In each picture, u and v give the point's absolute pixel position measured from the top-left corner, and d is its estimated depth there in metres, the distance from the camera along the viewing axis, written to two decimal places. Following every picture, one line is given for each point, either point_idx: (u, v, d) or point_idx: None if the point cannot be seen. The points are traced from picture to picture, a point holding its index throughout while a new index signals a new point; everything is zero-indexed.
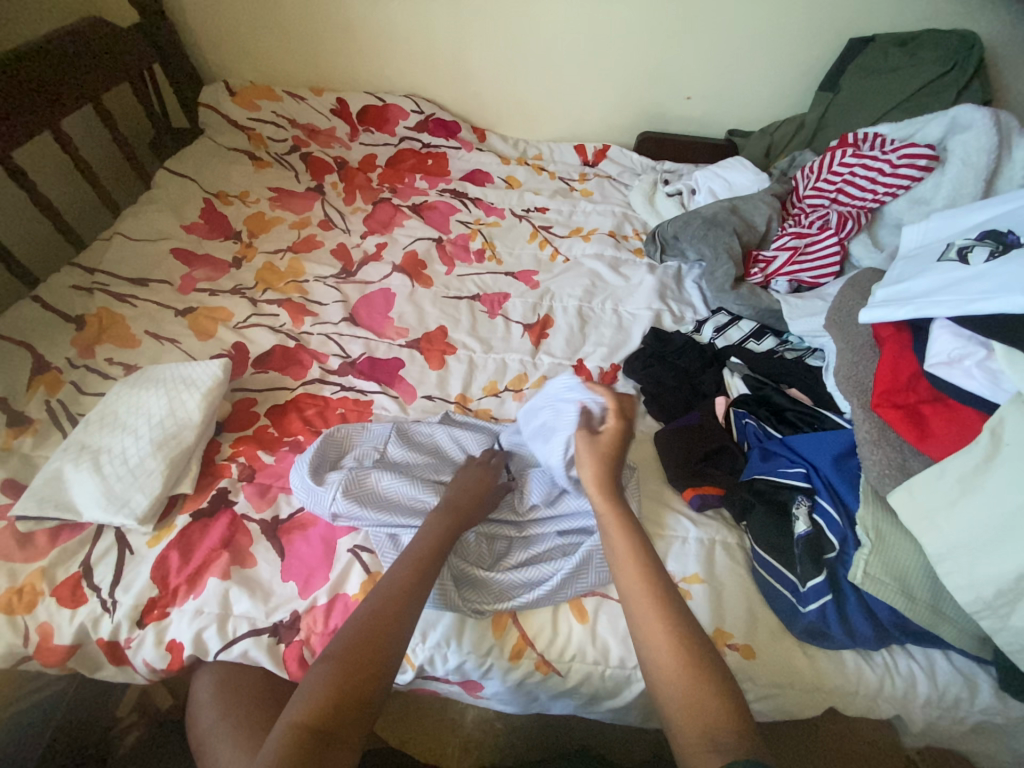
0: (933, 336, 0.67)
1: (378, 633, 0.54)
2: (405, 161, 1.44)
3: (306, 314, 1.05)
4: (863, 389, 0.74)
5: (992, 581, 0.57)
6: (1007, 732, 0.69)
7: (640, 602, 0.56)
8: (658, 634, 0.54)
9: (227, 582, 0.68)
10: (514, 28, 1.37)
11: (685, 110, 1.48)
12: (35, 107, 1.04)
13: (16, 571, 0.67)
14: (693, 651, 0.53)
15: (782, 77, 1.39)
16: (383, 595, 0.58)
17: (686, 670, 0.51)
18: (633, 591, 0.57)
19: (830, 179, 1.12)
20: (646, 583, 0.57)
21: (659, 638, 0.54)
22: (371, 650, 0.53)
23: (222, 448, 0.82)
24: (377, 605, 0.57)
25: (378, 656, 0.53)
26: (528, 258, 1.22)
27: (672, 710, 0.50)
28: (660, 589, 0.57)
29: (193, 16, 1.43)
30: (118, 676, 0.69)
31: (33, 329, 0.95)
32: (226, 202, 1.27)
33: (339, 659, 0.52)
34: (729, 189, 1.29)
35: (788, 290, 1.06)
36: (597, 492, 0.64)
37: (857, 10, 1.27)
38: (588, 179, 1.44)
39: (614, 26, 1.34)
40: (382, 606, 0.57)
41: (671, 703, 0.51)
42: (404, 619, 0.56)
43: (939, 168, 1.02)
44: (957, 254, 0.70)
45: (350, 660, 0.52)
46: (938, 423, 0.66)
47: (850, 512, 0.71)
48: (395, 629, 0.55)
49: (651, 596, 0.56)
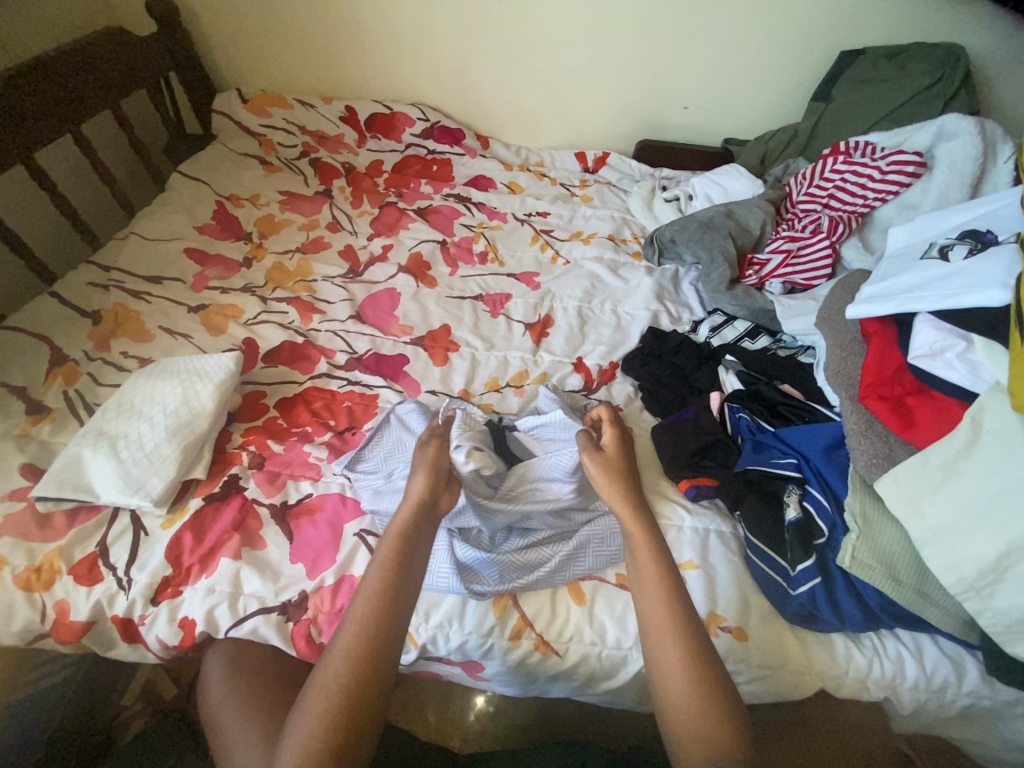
0: (916, 329, 0.70)
1: (355, 679, 0.51)
2: (410, 166, 1.48)
3: (314, 312, 1.08)
4: (850, 382, 0.77)
5: (974, 562, 0.60)
6: (993, 716, 0.71)
7: (657, 624, 0.58)
8: (673, 659, 0.55)
9: (238, 562, 0.71)
10: (518, 40, 1.42)
11: (683, 119, 1.53)
12: (58, 112, 1.08)
13: (35, 551, 0.70)
14: (706, 675, 0.54)
15: (776, 88, 1.44)
16: (350, 635, 0.54)
17: (697, 698, 0.53)
18: (653, 611, 0.59)
19: (822, 185, 1.15)
20: (668, 604, 0.58)
21: (673, 661, 0.55)
22: (349, 699, 0.50)
23: (233, 437, 0.85)
24: (349, 645, 0.53)
25: (359, 704, 0.50)
26: (529, 260, 1.26)
27: (675, 730, 0.53)
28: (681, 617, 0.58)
29: (208, 27, 1.48)
30: (130, 655, 0.72)
31: (51, 323, 0.98)
32: (237, 205, 1.31)
33: (317, 716, 0.49)
34: (725, 194, 1.33)
35: (782, 291, 1.09)
36: (625, 508, 0.66)
37: (848, 25, 1.31)
38: (588, 185, 1.48)
39: (613, 38, 1.39)
40: (355, 642, 0.53)
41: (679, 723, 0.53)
42: (381, 656, 0.53)
43: (927, 175, 1.06)
44: (939, 253, 0.74)
45: (327, 713, 0.49)
46: (922, 413, 0.69)
47: (839, 499, 0.73)
48: (373, 671, 0.52)
49: (670, 616, 0.58)
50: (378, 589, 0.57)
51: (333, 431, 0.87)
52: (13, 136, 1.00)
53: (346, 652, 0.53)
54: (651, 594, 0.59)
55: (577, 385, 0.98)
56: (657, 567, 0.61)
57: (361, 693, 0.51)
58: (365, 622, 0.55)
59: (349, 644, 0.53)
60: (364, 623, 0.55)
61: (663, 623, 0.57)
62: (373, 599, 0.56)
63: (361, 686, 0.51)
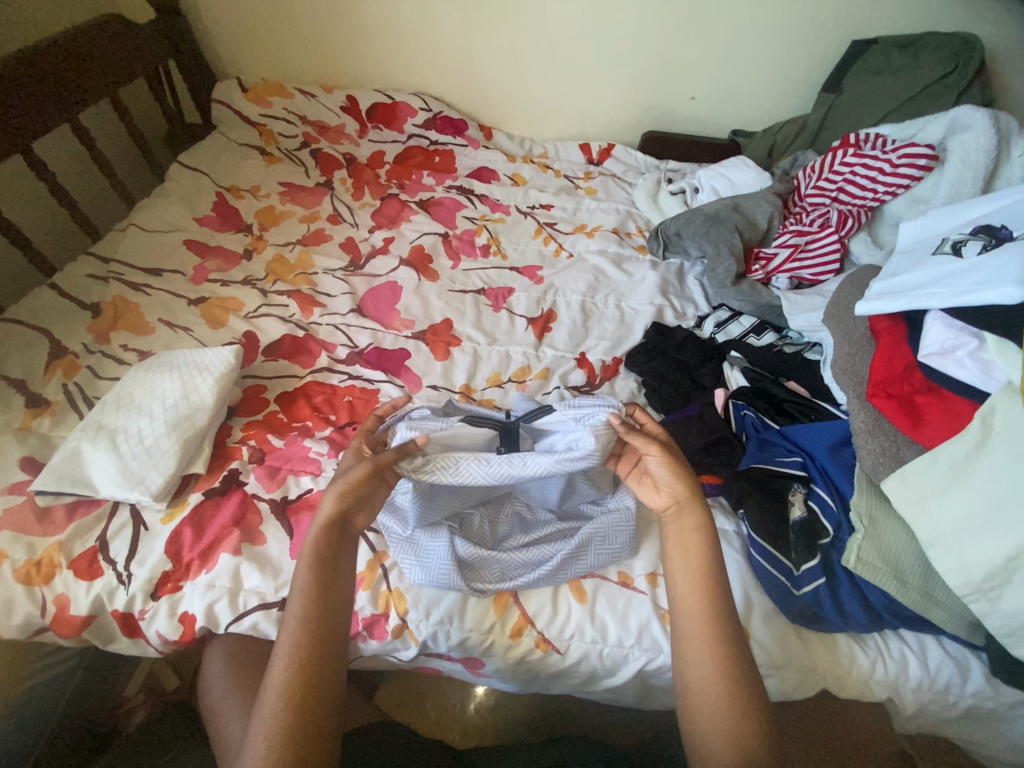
0: (928, 327, 0.69)
1: (298, 714, 0.51)
2: (412, 158, 1.46)
3: (315, 305, 1.07)
4: (858, 380, 0.75)
5: (982, 564, 0.59)
6: (996, 716, 0.71)
7: (690, 624, 0.58)
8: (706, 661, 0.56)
9: (237, 557, 0.70)
10: (522, 27, 1.39)
11: (690, 110, 1.50)
12: (56, 102, 1.07)
13: (35, 544, 0.70)
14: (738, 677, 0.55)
15: (785, 78, 1.41)
16: (286, 673, 0.52)
17: (725, 698, 0.54)
18: (693, 605, 0.58)
19: (831, 178, 1.13)
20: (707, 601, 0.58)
21: (704, 666, 0.55)
22: (293, 736, 0.50)
23: (233, 431, 0.84)
24: (286, 682, 0.52)
25: (304, 740, 0.50)
26: (532, 253, 1.24)
27: (699, 724, 0.54)
28: (715, 621, 0.57)
29: (207, 14, 1.46)
30: (131, 649, 0.72)
31: (50, 315, 0.97)
32: (237, 196, 1.29)
33: (262, 757, 0.49)
34: (732, 187, 1.31)
35: (789, 286, 1.08)
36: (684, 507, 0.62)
37: (861, 13, 1.28)
38: (592, 177, 1.45)
39: (621, 24, 1.36)
40: (292, 669, 0.53)
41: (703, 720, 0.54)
42: (323, 688, 0.53)
43: (939, 168, 1.04)
44: (952, 248, 0.72)
45: (275, 747, 0.49)
46: (932, 412, 0.68)
47: (845, 499, 0.72)
48: (314, 701, 0.52)
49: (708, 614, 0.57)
50: (307, 622, 0.55)
51: (334, 426, 0.87)
52: (11, 126, 0.99)
53: (285, 688, 0.52)
54: (690, 592, 0.59)
55: (580, 380, 0.97)
56: (701, 561, 0.60)
57: (304, 727, 0.51)
58: (299, 658, 0.53)
59: (284, 681, 0.52)
60: (296, 660, 0.53)
61: (698, 619, 0.57)
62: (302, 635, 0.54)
63: (302, 721, 0.51)
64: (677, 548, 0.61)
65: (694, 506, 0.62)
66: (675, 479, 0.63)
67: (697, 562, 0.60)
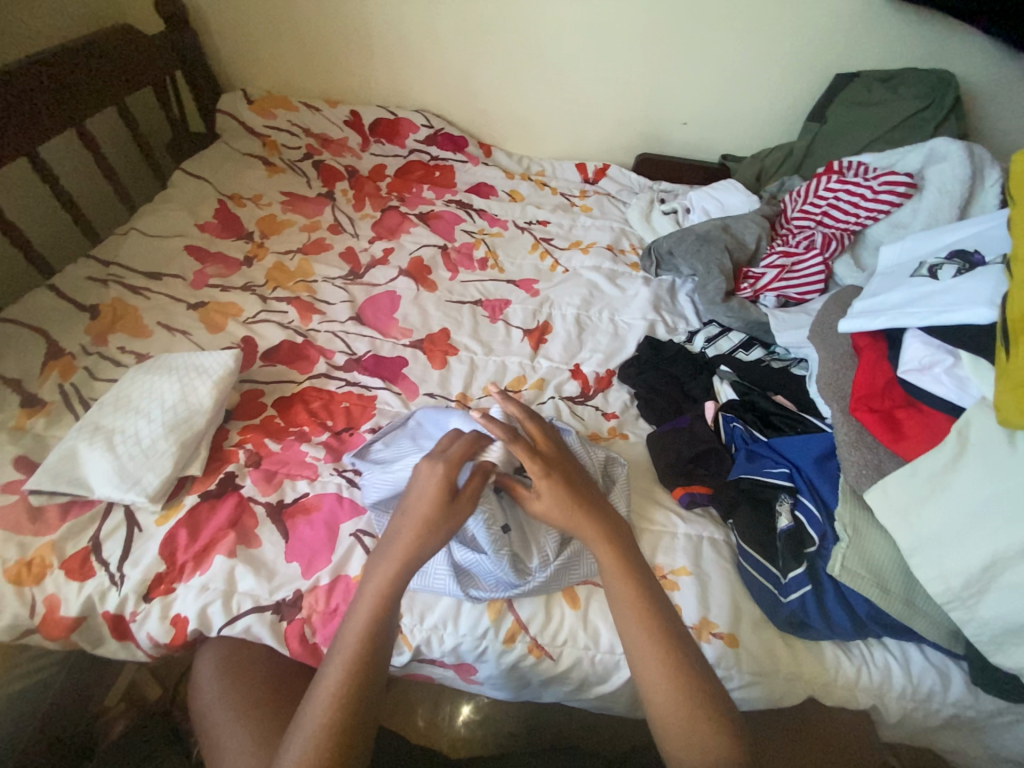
0: (906, 344, 0.72)
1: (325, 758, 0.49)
2: (413, 171, 1.50)
3: (314, 312, 1.08)
4: (842, 394, 0.78)
5: (960, 572, 0.61)
6: (976, 725, 0.73)
7: (631, 621, 0.59)
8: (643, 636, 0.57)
9: (232, 559, 0.70)
10: (522, 51, 1.44)
11: (682, 134, 1.56)
12: (62, 106, 1.09)
13: (26, 544, 0.69)
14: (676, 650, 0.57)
15: (773, 107, 1.47)
16: (325, 706, 0.52)
17: (684, 700, 0.54)
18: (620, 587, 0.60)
19: (816, 202, 1.18)
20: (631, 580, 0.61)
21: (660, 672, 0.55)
22: None
23: (230, 434, 0.85)
24: (323, 718, 0.51)
25: None
26: (529, 267, 1.27)
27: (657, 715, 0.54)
28: (659, 621, 0.58)
29: (216, 29, 1.50)
30: (119, 652, 0.71)
31: (48, 316, 0.97)
32: (239, 204, 1.31)
33: None
34: (722, 209, 1.36)
35: (776, 304, 1.12)
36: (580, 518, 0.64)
37: (844, 48, 1.36)
38: (588, 195, 1.50)
39: (617, 52, 1.42)
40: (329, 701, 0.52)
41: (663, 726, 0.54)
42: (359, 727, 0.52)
43: (917, 195, 1.09)
44: (929, 271, 0.76)
45: None
46: (911, 426, 0.71)
47: (829, 509, 0.75)
48: (350, 744, 0.51)
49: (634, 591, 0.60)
50: (355, 659, 0.55)
51: (330, 431, 0.87)
52: (17, 129, 1.00)
53: (320, 725, 0.51)
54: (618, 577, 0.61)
55: (574, 391, 0.99)
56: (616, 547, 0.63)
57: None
58: (341, 696, 0.52)
59: (322, 716, 0.51)
60: (336, 695, 0.52)
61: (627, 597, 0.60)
62: (350, 668, 0.54)
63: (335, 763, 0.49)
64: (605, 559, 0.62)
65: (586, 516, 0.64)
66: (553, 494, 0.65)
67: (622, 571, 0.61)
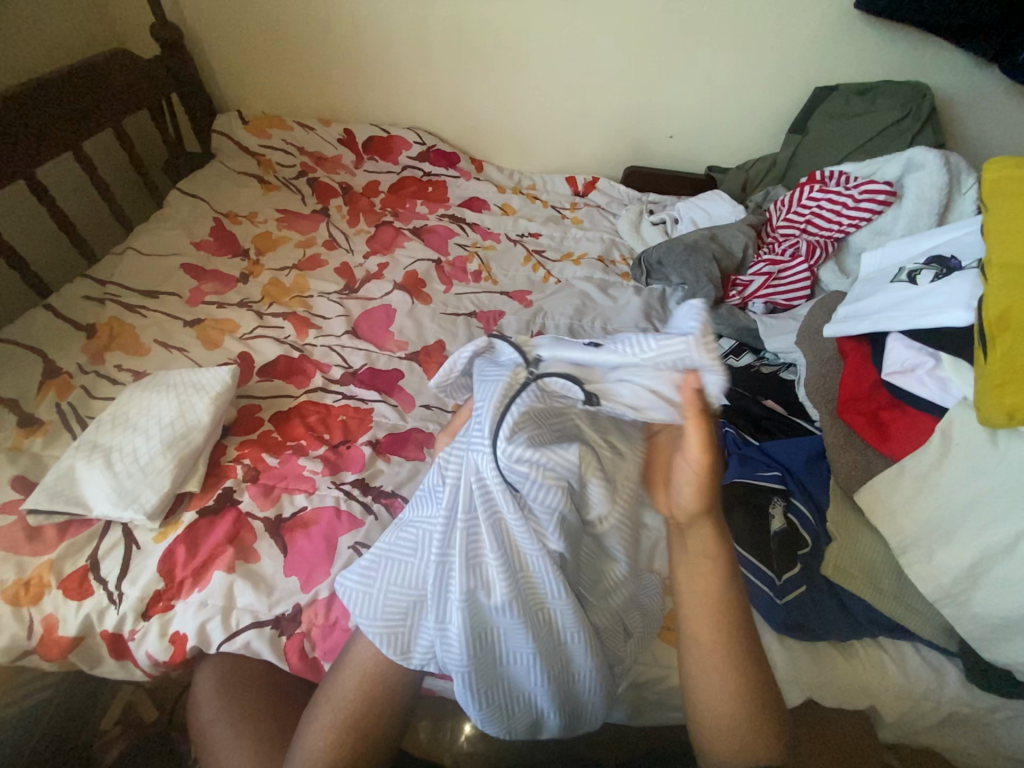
0: (889, 347, 0.73)
1: (354, 713, 0.55)
2: (406, 187, 1.52)
3: (310, 327, 1.10)
4: (828, 397, 0.80)
5: (950, 569, 0.63)
6: (975, 723, 0.73)
7: (696, 615, 0.56)
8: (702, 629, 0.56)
9: (231, 575, 0.71)
10: (511, 70, 1.48)
11: (668, 147, 1.60)
12: (59, 130, 1.10)
13: (24, 564, 0.69)
14: (735, 649, 0.54)
15: (756, 120, 1.52)
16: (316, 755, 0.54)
17: (732, 697, 0.53)
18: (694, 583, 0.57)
19: (799, 212, 1.22)
20: (709, 577, 0.57)
21: (723, 687, 0.53)
22: (357, 720, 0.55)
23: (228, 450, 0.85)
24: (328, 729, 0.54)
25: (364, 725, 0.55)
26: (522, 279, 1.29)
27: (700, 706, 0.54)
28: (727, 621, 0.55)
29: (212, 53, 1.53)
30: (117, 672, 0.70)
31: (45, 336, 0.98)
32: (234, 222, 1.33)
33: (326, 726, 0.55)
34: (709, 219, 1.39)
35: (764, 311, 1.14)
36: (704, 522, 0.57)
37: (821, 64, 1.40)
38: (578, 207, 1.53)
39: (603, 70, 1.46)
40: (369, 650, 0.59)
41: (712, 732, 0.53)
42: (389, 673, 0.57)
43: (897, 202, 1.12)
44: (908, 276, 0.79)
45: (339, 720, 0.55)
46: (898, 428, 0.72)
47: (819, 510, 0.76)
48: (379, 695, 0.56)
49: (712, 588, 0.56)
50: (349, 704, 0.56)
51: (328, 444, 0.88)
52: (15, 153, 1.01)
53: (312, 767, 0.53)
54: (699, 567, 0.57)
55: None
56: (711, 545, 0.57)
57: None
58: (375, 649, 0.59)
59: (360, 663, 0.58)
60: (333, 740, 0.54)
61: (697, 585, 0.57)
62: (361, 675, 0.58)
63: (370, 702, 0.56)
64: (687, 569, 0.58)
65: (702, 528, 0.57)
66: (698, 498, 0.55)
67: (705, 578, 0.57)
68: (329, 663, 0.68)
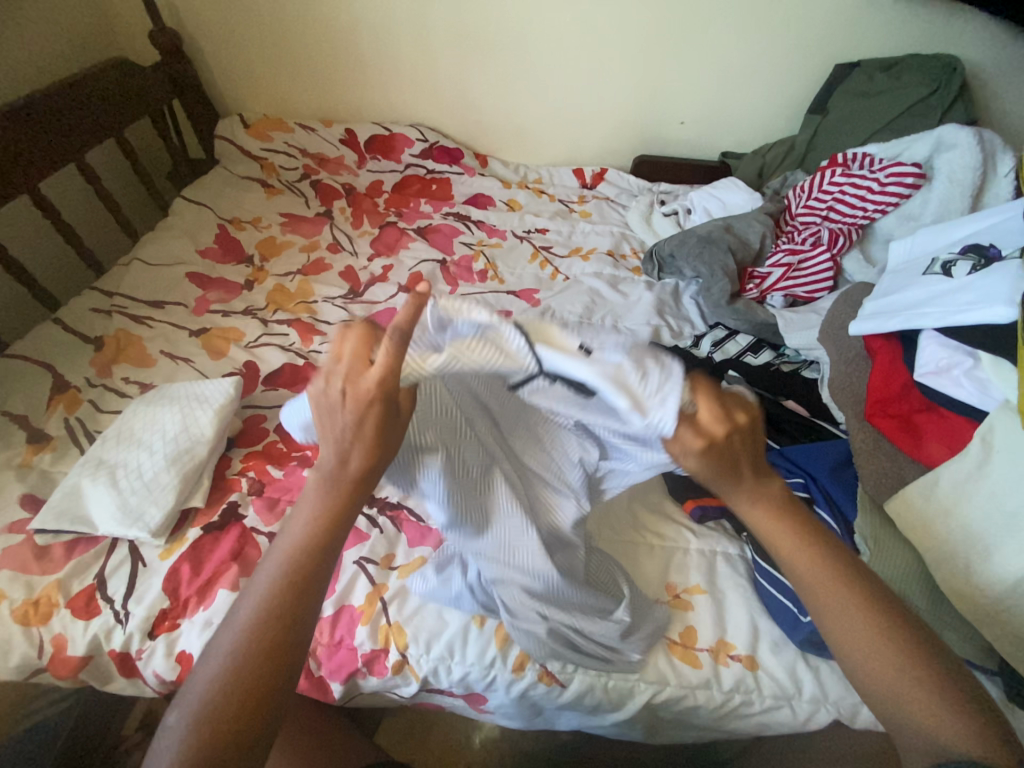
0: (921, 346, 0.69)
1: (245, 685, 0.42)
2: (410, 186, 1.49)
3: (315, 333, 1.08)
4: (856, 400, 0.75)
5: (991, 589, 0.58)
6: None
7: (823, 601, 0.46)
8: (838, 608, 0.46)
9: (236, 593, 0.70)
10: (513, 59, 1.43)
11: (680, 134, 1.53)
12: (61, 141, 1.10)
13: (33, 584, 0.70)
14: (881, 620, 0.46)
15: (772, 102, 1.44)
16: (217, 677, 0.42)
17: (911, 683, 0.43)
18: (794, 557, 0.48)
19: (821, 197, 1.15)
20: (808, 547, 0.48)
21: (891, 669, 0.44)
22: (250, 694, 0.42)
23: (233, 462, 0.84)
24: (216, 694, 0.42)
25: (257, 699, 0.42)
26: (529, 277, 1.26)
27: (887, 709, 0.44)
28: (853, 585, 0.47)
29: (211, 56, 1.52)
30: (128, 689, 0.70)
31: (54, 350, 0.99)
32: (239, 228, 1.32)
33: (212, 698, 0.41)
34: (724, 208, 1.33)
35: (784, 304, 1.09)
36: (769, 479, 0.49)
37: (842, 38, 1.32)
38: (587, 200, 1.48)
39: (610, 55, 1.40)
40: (264, 604, 0.44)
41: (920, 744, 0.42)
42: (293, 625, 0.44)
43: (927, 185, 1.05)
44: (942, 268, 0.73)
45: (229, 685, 0.42)
46: (931, 431, 0.67)
47: (847, 521, 0.71)
48: (278, 653, 0.43)
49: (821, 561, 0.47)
50: (260, 635, 0.43)
51: None
52: (17, 167, 1.02)
53: (213, 700, 0.41)
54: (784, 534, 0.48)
55: None
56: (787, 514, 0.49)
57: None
58: (271, 604, 0.44)
59: (248, 624, 0.44)
60: (250, 657, 0.43)
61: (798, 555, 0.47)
62: (252, 637, 0.43)
63: (263, 671, 0.42)
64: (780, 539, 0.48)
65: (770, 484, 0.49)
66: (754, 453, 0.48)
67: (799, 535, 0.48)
68: (336, 680, 0.68)
